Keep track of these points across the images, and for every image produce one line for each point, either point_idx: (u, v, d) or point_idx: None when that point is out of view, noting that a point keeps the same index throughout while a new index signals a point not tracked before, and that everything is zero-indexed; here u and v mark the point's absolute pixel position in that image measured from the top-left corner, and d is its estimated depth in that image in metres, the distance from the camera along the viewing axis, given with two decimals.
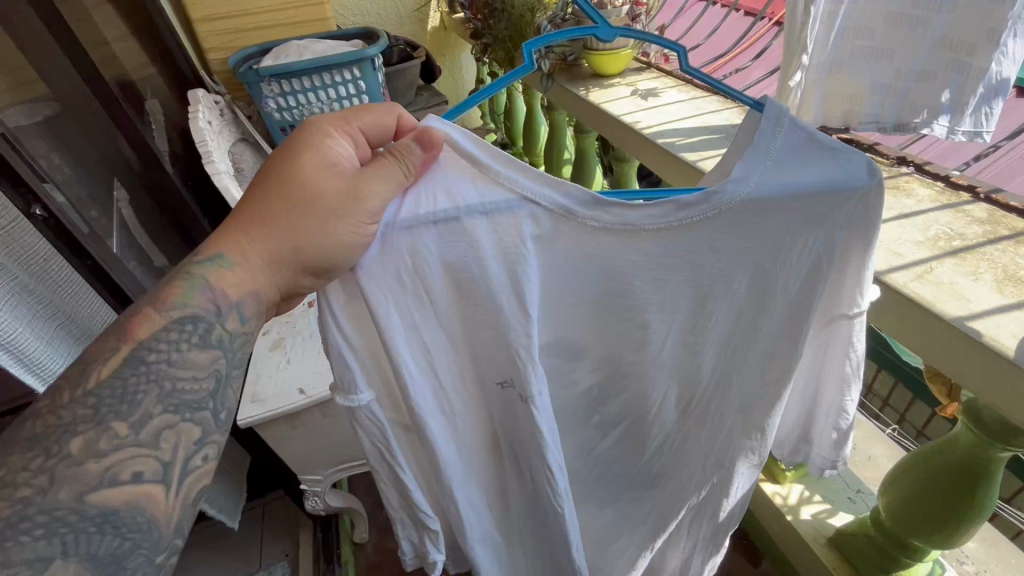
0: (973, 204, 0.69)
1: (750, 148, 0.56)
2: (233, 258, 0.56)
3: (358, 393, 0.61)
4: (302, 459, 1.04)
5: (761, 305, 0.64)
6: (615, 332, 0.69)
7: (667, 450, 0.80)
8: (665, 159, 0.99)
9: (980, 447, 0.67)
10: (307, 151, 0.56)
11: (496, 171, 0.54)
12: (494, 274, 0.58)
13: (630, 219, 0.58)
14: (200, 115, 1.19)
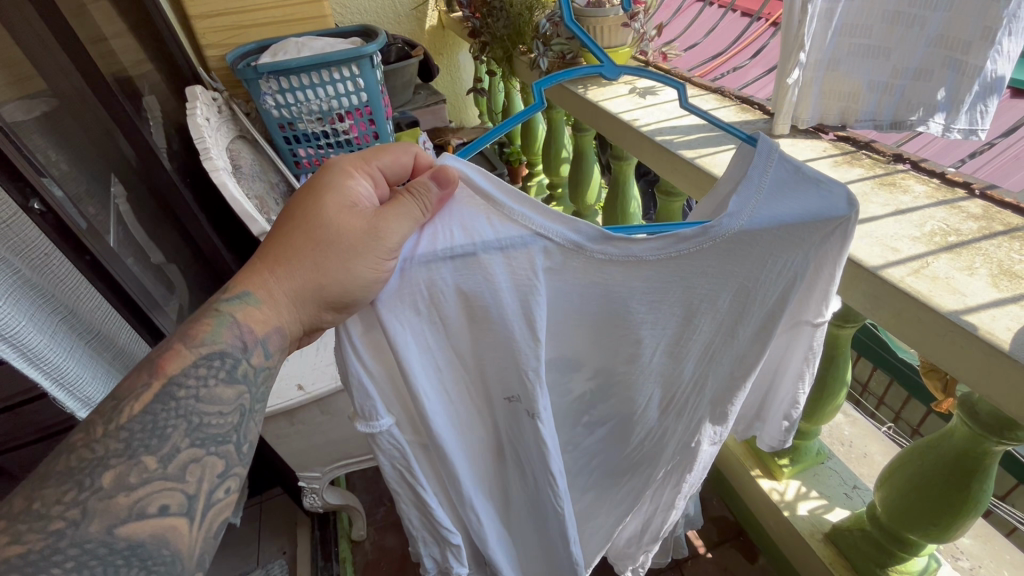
0: (969, 201, 0.69)
1: (743, 180, 0.58)
2: (259, 295, 0.58)
3: (379, 419, 0.61)
4: (301, 456, 1.04)
5: (738, 315, 0.66)
6: (609, 346, 0.70)
7: (644, 444, 0.80)
8: (663, 156, 0.99)
9: (974, 441, 0.67)
10: (329, 191, 0.57)
11: (509, 207, 0.55)
12: (508, 306, 0.59)
13: (635, 252, 0.60)
14: (198, 112, 1.19)
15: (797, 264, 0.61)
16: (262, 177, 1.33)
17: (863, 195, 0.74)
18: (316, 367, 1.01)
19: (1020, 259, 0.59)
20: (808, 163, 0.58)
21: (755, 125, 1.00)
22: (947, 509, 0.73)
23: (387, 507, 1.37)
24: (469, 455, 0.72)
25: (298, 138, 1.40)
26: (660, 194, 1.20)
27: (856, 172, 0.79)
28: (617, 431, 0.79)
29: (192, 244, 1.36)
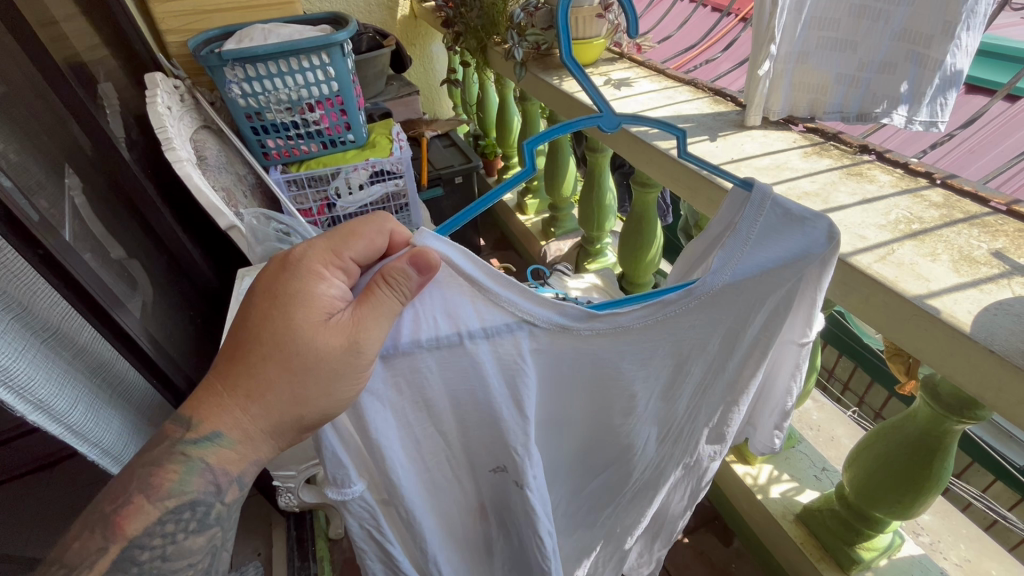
0: (931, 190, 0.72)
1: (732, 233, 0.60)
2: (232, 435, 0.53)
3: (351, 486, 0.58)
4: (274, 456, 1.01)
5: (727, 351, 0.68)
6: (602, 404, 0.70)
7: (642, 484, 0.81)
8: (638, 147, 1.00)
9: (937, 421, 0.70)
10: (300, 304, 0.51)
11: (496, 293, 0.55)
12: (493, 388, 0.60)
13: (621, 321, 0.60)
14: (159, 100, 1.14)
15: (780, 297, 0.63)
16: (230, 169, 1.28)
17: (832, 185, 0.76)
18: None
19: (979, 245, 0.62)
20: (796, 203, 0.59)
21: (727, 117, 1.01)
22: (909, 490, 0.77)
23: None
24: (443, 514, 0.72)
25: (266, 129, 1.35)
26: (635, 185, 1.22)
27: (825, 163, 0.81)
28: (615, 477, 0.80)
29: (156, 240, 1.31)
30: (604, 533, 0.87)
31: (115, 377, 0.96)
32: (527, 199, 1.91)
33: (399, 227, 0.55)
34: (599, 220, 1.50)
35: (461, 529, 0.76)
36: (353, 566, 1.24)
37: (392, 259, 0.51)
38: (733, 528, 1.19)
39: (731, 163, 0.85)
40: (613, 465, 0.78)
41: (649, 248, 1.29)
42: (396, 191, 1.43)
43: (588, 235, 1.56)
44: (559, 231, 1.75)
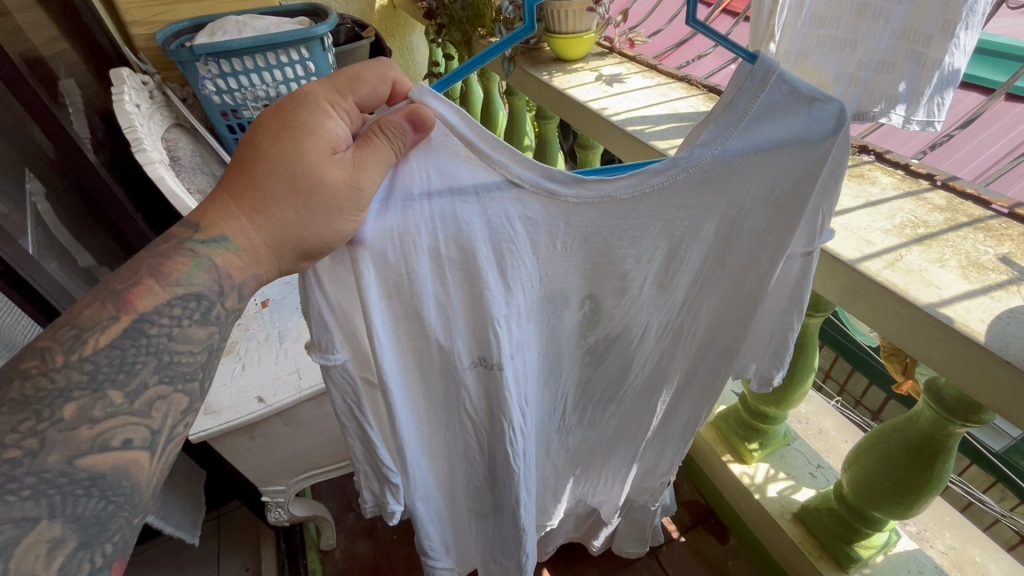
0: (932, 191, 0.71)
1: (727, 108, 0.53)
2: (239, 241, 0.49)
3: (334, 353, 0.58)
4: (261, 471, 0.97)
5: (726, 245, 0.64)
6: (595, 282, 0.66)
7: (620, 387, 0.79)
8: (635, 146, 0.97)
9: (937, 424, 0.70)
10: (306, 134, 0.48)
11: (489, 154, 0.50)
12: (479, 255, 0.55)
13: (609, 190, 0.56)
14: (127, 97, 1.07)
15: (791, 181, 0.57)
16: (205, 170, 1.23)
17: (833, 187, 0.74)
18: (278, 375, 0.92)
19: (986, 250, 0.61)
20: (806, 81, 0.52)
21: None
22: (907, 491, 0.77)
23: (358, 512, 1.32)
24: (424, 402, 0.70)
25: (245, 127, 1.29)
26: None
27: None
28: (615, 368, 0.76)
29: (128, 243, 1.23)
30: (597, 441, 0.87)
31: None
32: None
33: (403, 77, 0.56)
34: None
35: (433, 427, 0.74)
36: None
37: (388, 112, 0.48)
38: (728, 525, 1.19)
39: None
40: (621, 356, 0.75)
41: None
42: None
43: None
44: None
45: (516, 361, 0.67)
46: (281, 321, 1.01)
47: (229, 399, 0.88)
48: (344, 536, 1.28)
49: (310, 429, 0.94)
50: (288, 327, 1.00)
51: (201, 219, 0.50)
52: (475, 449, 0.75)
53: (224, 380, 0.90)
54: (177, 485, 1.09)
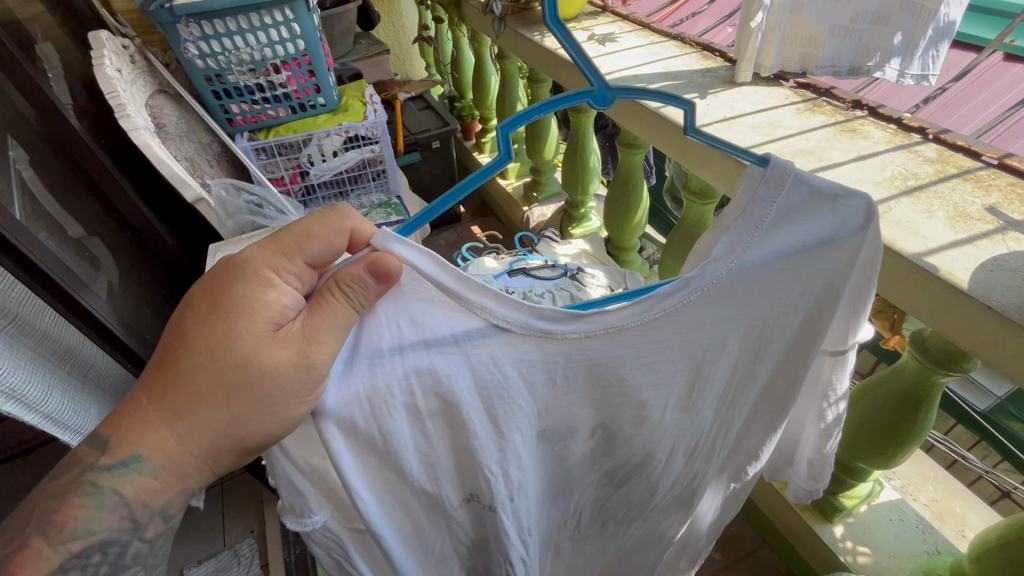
0: (924, 145, 0.71)
1: (743, 216, 0.55)
2: (154, 461, 0.49)
3: (311, 516, 0.57)
4: None
5: (758, 350, 0.64)
6: (608, 411, 0.64)
7: (639, 500, 0.76)
8: (627, 106, 0.96)
9: (923, 375, 0.72)
10: (242, 313, 0.48)
11: (468, 299, 0.50)
12: (463, 405, 0.55)
13: (612, 321, 0.56)
14: (107, 61, 1.04)
15: (822, 284, 0.58)
16: (192, 136, 1.21)
17: (826, 142, 0.74)
18: None
19: (974, 201, 0.62)
20: (825, 179, 0.53)
21: (717, 73, 0.97)
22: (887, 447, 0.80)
23: None
24: (426, 544, 0.66)
25: (230, 93, 1.25)
26: (620, 146, 1.20)
27: (818, 119, 0.79)
28: (638, 491, 0.74)
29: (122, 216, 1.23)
30: (614, 542, 0.84)
31: (83, 362, 0.93)
32: (507, 162, 1.89)
33: (366, 225, 0.54)
34: (583, 184, 1.49)
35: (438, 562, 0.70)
36: None
37: (346, 264, 0.48)
38: None
39: (722, 122, 0.83)
40: (634, 476, 0.72)
41: (635, 211, 1.29)
42: (372, 157, 1.40)
43: (572, 199, 1.56)
44: (541, 196, 1.75)
45: (516, 504, 0.63)
46: None
47: None
48: None
49: None
50: None
51: (115, 434, 0.49)
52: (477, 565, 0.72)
53: None
54: None
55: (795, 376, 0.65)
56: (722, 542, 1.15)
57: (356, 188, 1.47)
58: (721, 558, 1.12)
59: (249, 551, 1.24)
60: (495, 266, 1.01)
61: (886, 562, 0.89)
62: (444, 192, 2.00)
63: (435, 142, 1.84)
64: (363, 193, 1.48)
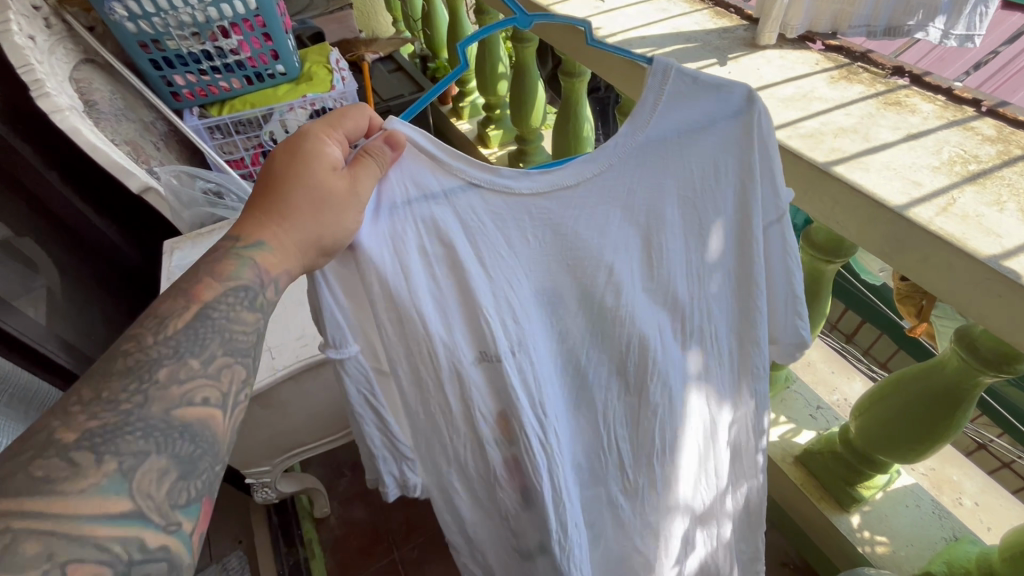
0: (980, 121, 0.63)
1: (636, 106, 0.55)
2: (263, 241, 0.46)
3: (346, 345, 0.54)
4: (242, 454, 0.90)
5: (703, 234, 0.63)
6: (578, 280, 0.62)
7: (668, 433, 0.72)
8: (634, 74, 0.85)
9: (965, 376, 0.67)
10: (308, 155, 0.47)
11: (449, 163, 0.52)
12: (460, 251, 0.55)
13: (556, 179, 0.57)
14: (14, 25, 0.84)
15: (734, 157, 0.59)
16: (132, 115, 1.05)
17: (869, 117, 0.66)
18: None
19: None
20: (704, 71, 0.54)
21: (734, 34, 0.85)
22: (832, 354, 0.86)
23: (350, 477, 1.28)
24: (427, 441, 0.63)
25: (172, 62, 1.08)
26: (621, 117, 1.09)
27: (856, 90, 0.70)
28: (660, 415, 0.70)
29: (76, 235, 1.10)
30: (666, 512, 0.77)
31: (20, 388, 0.88)
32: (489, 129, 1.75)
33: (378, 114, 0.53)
34: (576, 156, 1.38)
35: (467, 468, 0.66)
36: (344, 544, 1.18)
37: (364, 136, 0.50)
38: None
39: None
40: (646, 377, 0.68)
41: None
42: None
43: (563, 171, 1.45)
44: (528, 167, 1.63)
45: (479, 276, 0.56)
46: None
47: None
48: (337, 503, 1.24)
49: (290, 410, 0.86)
50: None
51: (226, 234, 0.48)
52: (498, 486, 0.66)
53: None
54: None
55: (752, 251, 0.63)
56: None
57: None
58: None
59: (238, 564, 1.15)
60: None
61: (904, 551, 0.88)
62: None
63: (409, 110, 1.68)
64: None
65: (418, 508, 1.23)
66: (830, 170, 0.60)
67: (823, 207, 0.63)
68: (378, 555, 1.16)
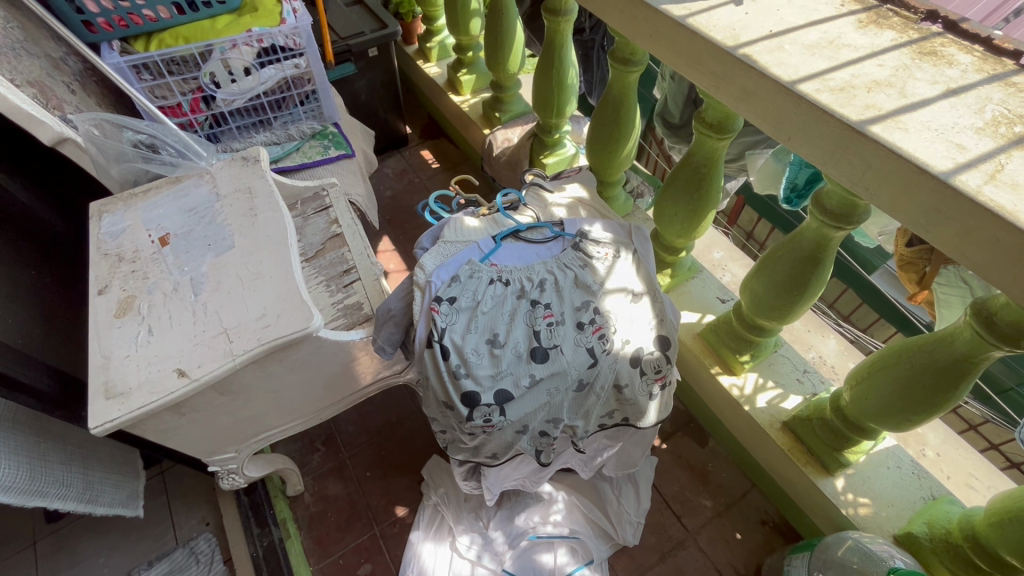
0: (1021, 75, 0.57)
1: (542, 200, 0.90)
2: None
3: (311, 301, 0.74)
4: (201, 446, 0.81)
5: (596, 222, 0.85)
6: (517, 258, 0.80)
7: (579, 355, 0.74)
8: (637, 13, 0.73)
9: (978, 345, 0.64)
10: None
11: (447, 234, 0.81)
12: (446, 250, 0.79)
13: (504, 214, 0.85)
14: None
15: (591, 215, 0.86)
16: (36, 49, 0.86)
17: (904, 69, 0.59)
18: (198, 338, 0.70)
19: None
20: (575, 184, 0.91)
21: None
22: (786, 298, 0.86)
23: (323, 452, 1.21)
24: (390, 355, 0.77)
25: None
26: (613, 63, 0.98)
27: (887, 37, 0.63)
28: (574, 344, 0.74)
29: (45, 231, 0.93)
30: (587, 421, 0.80)
31: None
32: (460, 73, 1.60)
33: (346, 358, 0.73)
34: (558, 105, 1.27)
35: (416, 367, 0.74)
36: (321, 521, 1.12)
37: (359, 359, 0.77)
38: (709, 429, 1.19)
39: (770, 39, 0.64)
40: (559, 324, 0.75)
41: (625, 141, 1.10)
42: (296, 74, 1.10)
43: (545, 123, 1.34)
44: (504, 117, 1.50)
45: (476, 314, 0.74)
46: (191, 264, 0.78)
47: (135, 372, 0.68)
48: (311, 479, 1.17)
49: (253, 395, 0.77)
50: (201, 271, 0.77)
51: None
52: (439, 397, 0.74)
53: (127, 351, 0.70)
54: (100, 459, 0.95)
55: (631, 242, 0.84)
56: (713, 489, 1.14)
57: (279, 114, 1.17)
58: (711, 505, 1.12)
59: (208, 546, 1.11)
60: (477, 225, 0.83)
61: (885, 511, 0.89)
62: (387, 111, 1.69)
63: (371, 50, 1.51)
64: (290, 121, 1.18)
65: (398, 482, 1.16)
66: (866, 130, 0.53)
67: (853, 171, 0.57)
68: (356, 531, 1.10)
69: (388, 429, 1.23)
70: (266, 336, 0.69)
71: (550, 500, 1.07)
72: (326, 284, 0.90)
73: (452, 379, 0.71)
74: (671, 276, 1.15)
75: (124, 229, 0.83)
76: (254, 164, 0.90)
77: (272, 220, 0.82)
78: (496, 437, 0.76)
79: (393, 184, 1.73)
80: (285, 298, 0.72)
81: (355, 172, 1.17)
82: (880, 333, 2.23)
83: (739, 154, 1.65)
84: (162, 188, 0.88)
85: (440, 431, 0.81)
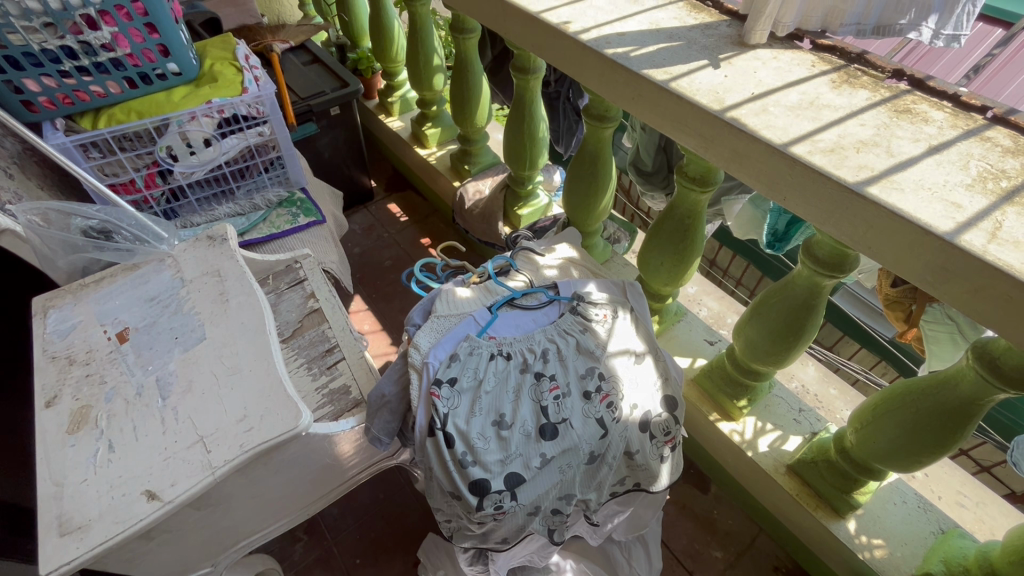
0: (992, 129, 0.60)
1: (533, 262, 0.88)
2: None
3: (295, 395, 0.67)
4: (171, 567, 0.71)
5: (590, 283, 0.83)
6: (515, 328, 0.77)
7: (589, 427, 0.70)
8: (617, 78, 0.74)
9: (982, 388, 0.65)
10: None
11: (441, 309, 0.78)
12: (441, 327, 0.75)
13: (497, 282, 0.83)
14: None
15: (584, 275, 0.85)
16: None
17: (885, 128, 0.61)
18: (170, 451, 0.62)
19: None
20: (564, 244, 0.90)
21: (718, 30, 0.77)
22: (781, 344, 0.86)
23: (307, 541, 1.10)
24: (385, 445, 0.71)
25: (19, 62, 0.84)
26: (588, 119, 0.99)
27: (863, 96, 0.65)
28: (582, 416, 0.71)
29: None
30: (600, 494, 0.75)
31: None
32: (424, 127, 1.59)
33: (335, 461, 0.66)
34: (530, 159, 1.27)
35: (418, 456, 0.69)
36: None
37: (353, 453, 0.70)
38: (710, 474, 1.17)
39: (753, 101, 0.65)
40: (565, 396, 0.71)
41: (603, 193, 1.10)
42: (260, 142, 1.05)
43: (518, 175, 1.34)
44: (474, 169, 1.49)
45: (479, 394, 0.70)
46: (156, 362, 0.70)
47: (94, 500, 0.59)
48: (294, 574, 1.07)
49: (233, 505, 0.69)
50: (168, 370, 0.69)
51: None
52: (445, 488, 0.68)
53: (84, 473, 0.61)
54: None
55: (627, 300, 0.82)
56: (722, 539, 1.11)
57: (243, 183, 1.11)
58: (722, 556, 1.09)
59: None
60: (470, 295, 0.80)
61: (900, 550, 0.88)
62: (351, 167, 1.65)
63: (333, 109, 1.48)
64: (254, 189, 1.12)
65: (391, 568, 1.07)
66: (864, 192, 0.54)
67: (852, 230, 0.57)
68: None
69: (375, 507, 1.14)
70: (249, 441, 0.62)
71: (559, 571, 1.00)
72: (308, 367, 0.84)
73: (458, 468, 0.66)
74: (659, 323, 1.15)
75: (74, 327, 0.74)
76: (222, 243, 0.83)
77: (246, 305, 0.75)
78: (507, 523, 0.70)
79: (361, 241, 1.68)
80: (267, 395, 0.66)
81: (328, 239, 1.13)
82: (845, 351, 2.30)
83: (717, 201, 1.70)
84: (117, 276, 0.80)
85: (444, 520, 0.75)
